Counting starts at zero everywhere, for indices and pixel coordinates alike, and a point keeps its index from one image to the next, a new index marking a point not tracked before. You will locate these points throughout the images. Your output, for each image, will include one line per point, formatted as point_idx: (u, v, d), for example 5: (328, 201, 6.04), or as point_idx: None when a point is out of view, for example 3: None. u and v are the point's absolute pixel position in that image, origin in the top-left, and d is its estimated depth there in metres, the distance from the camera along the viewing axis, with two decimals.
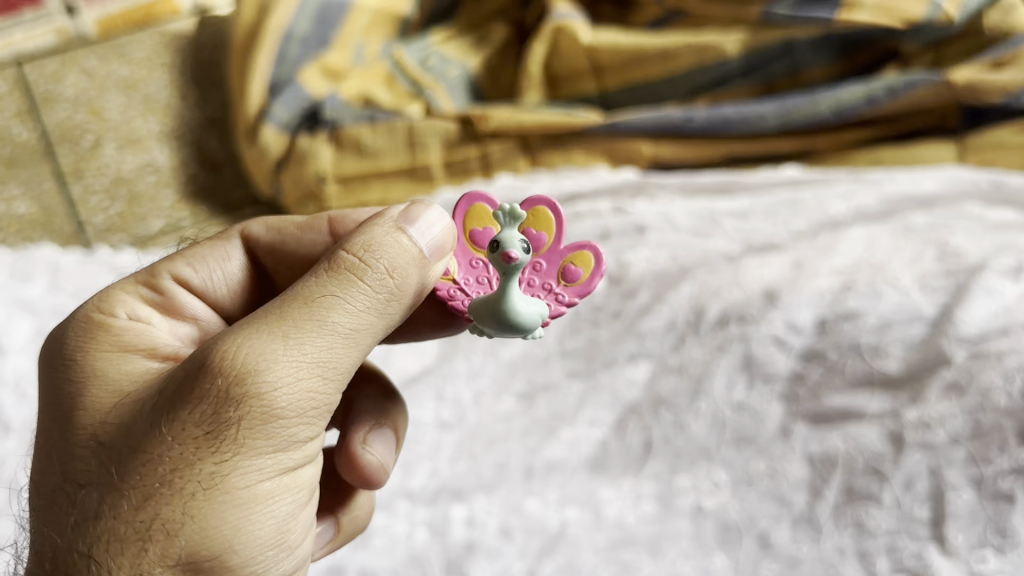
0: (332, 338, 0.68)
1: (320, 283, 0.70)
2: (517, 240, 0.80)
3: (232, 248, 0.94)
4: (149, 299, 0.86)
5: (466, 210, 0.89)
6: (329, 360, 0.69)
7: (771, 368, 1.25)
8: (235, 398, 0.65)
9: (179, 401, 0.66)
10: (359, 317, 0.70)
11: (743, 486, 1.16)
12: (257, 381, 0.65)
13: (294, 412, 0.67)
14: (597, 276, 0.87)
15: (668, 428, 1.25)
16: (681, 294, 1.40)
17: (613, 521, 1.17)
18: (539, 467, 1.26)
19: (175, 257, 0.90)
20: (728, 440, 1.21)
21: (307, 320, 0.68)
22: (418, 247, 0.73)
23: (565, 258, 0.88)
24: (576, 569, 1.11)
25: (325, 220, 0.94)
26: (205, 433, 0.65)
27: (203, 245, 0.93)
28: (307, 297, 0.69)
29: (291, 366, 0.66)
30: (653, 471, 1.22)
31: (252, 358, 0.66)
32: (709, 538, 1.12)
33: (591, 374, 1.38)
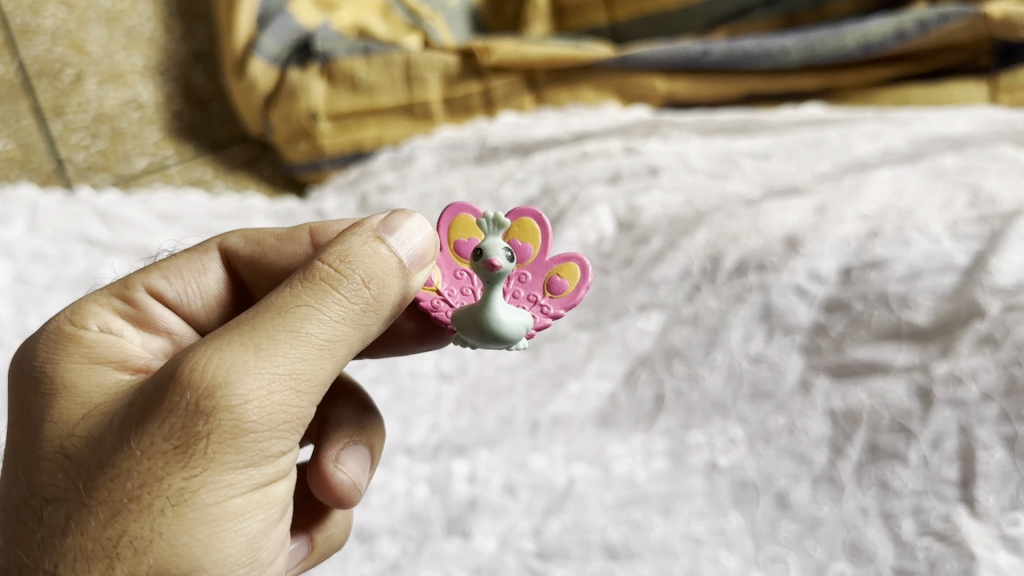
0: (307, 349, 0.62)
1: (295, 292, 0.63)
2: (501, 248, 0.74)
3: (210, 260, 0.86)
4: (120, 310, 0.78)
5: (451, 221, 0.81)
6: (302, 372, 0.62)
7: (792, 320, 1.18)
8: (204, 412, 0.58)
9: (148, 414, 0.60)
10: (335, 328, 0.63)
11: (760, 443, 1.10)
12: (227, 393, 0.59)
13: (265, 425, 0.60)
14: (584, 289, 0.79)
15: (682, 382, 1.19)
16: (696, 240, 1.32)
17: (622, 478, 1.11)
18: (544, 421, 1.19)
19: (150, 270, 0.81)
20: (745, 395, 1.15)
21: (280, 331, 0.61)
22: (397, 257, 0.66)
23: (550, 270, 0.80)
24: (584, 527, 1.06)
25: (305, 232, 0.85)
26: (172, 447, 0.59)
27: (180, 257, 0.85)
28: (279, 308, 0.62)
29: (263, 377, 0.60)
30: (665, 426, 1.16)
31: (222, 370, 0.59)
32: (723, 497, 1.07)
33: (600, 323, 1.30)
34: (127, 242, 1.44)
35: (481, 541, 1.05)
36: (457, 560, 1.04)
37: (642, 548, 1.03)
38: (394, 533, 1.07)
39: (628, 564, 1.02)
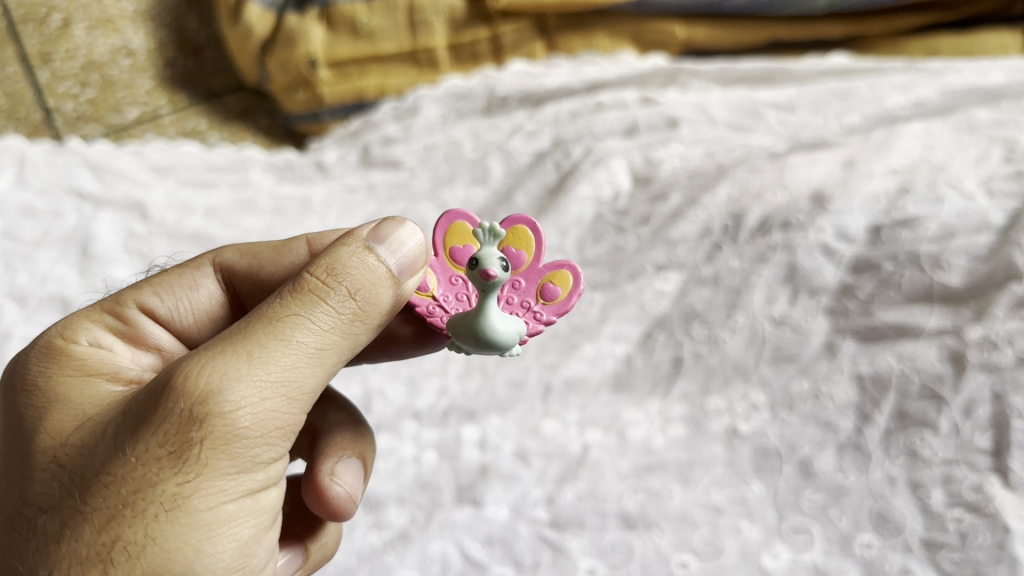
0: (297, 357, 0.61)
1: (284, 302, 0.63)
2: (497, 257, 0.72)
3: (203, 276, 0.84)
4: (112, 326, 0.76)
5: (448, 230, 0.80)
6: (293, 380, 0.61)
7: (818, 281, 1.13)
8: (197, 418, 0.58)
9: (142, 420, 0.59)
10: (325, 338, 0.63)
11: (783, 409, 1.06)
12: (220, 400, 0.58)
13: (256, 432, 0.60)
14: (577, 295, 0.78)
15: (701, 344, 1.14)
16: (718, 196, 1.25)
17: (639, 444, 1.07)
18: (556, 385, 1.15)
19: (143, 285, 0.80)
20: (767, 359, 1.10)
21: (270, 340, 0.61)
22: (386, 266, 0.66)
23: (543, 277, 0.79)
24: (599, 496, 1.03)
25: (301, 244, 0.86)
26: (167, 453, 0.58)
27: (172, 272, 0.83)
28: (270, 317, 0.62)
29: (254, 386, 0.59)
30: (682, 391, 1.11)
31: (213, 378, 0.59)
32: (744, 464, 1.04)
33: (615, 283, 1.24)
34: (119, 196, 1.39)
35: (493, 509, 1.02)
36: (468, 529, 1.01)
37: (660, 518, 1.00)
38: (402, 502, 1.04)
39: (646, 535, 0.99)
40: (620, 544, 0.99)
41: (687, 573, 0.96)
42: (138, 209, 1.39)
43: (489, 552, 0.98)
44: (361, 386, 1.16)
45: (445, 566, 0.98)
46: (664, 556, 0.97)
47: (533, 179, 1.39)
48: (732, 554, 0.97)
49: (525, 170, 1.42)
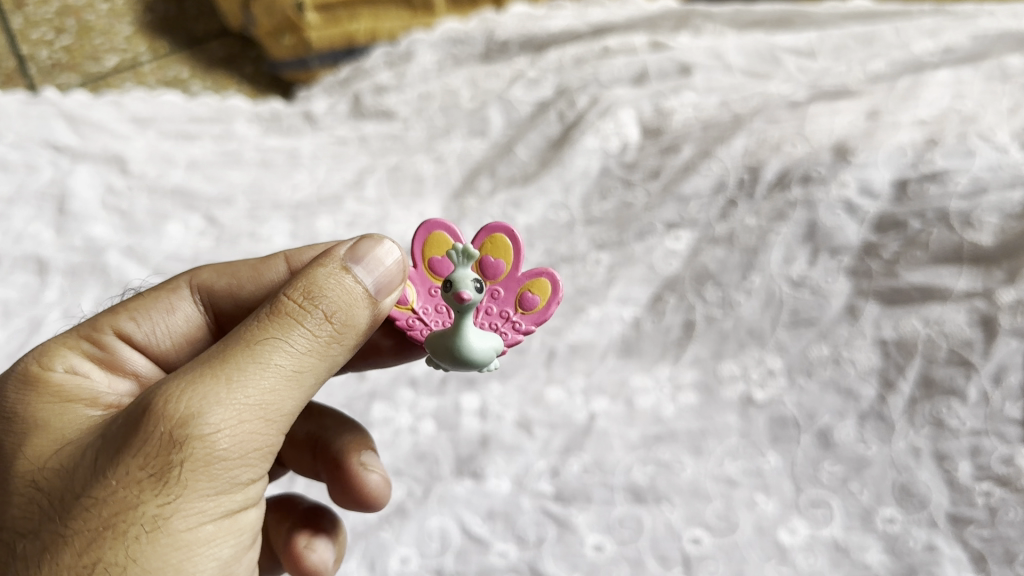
0: (274, 380, 0.60)
1: (261, 326, 0.62)
2: (471, 279, 0.67)
3: (180, 299, 0.83)
4: (87, 353, 0.75)
5: (426, 239, 0.74)
6: (270, 403, 0.60)
7: (840, 239, 1.06)
8: (176, 441, 0.57)
9: (123, 443, 0.58)
10: (303, 360, 0.62)
11: (801, 376, 1.00)
12: (199, 423, 0.57)
13: (235, 454, 0.59)
14: (555, 305, 0.73)
15: (714, 307, 1.07)
16: (733, 148, 1.18)
17: (649, 413, 1.02)
18: (561, 350, 1.08)
19: (119, 312, 0.79)
20: (784, 322, 1.04)
21: (248, 363, 0.60)
22: (364, 286, 0.64)
23: (522, 285, 0.74)
24: (606, 468, 0.98)
25: (280, 264, 0.85)
26: (147, 475, 0.57)
27: (148, 296, 0.82)
28: (247, 342, 0.61)
29: (233, 408, 0.59)
30: (694, 356, 1.05)
31: (192, 401, 0.58)
32: (760, 434, 0.98)
33: (624, 243, 1.17)
34: (97, 148, 1.32)
35: (494, 482, 0.97)
36: (468, 503, 0.96)
37: (672, 490, 0.95)
38: (399, 474, 0.99)
39: (656, 509, 0.94)
40: (629, 518, 0.94)
41: (700, 549, 0.91)
42: (116, 162, 1.31)
43: (491, 527, 0.94)
44: None
45: (445, 542, 0.93)
46: (675, 531, 0.92)
47: (536, 130, 1.32)
48: (747, 529, 0.92)
49: (526, 120, 1.36)
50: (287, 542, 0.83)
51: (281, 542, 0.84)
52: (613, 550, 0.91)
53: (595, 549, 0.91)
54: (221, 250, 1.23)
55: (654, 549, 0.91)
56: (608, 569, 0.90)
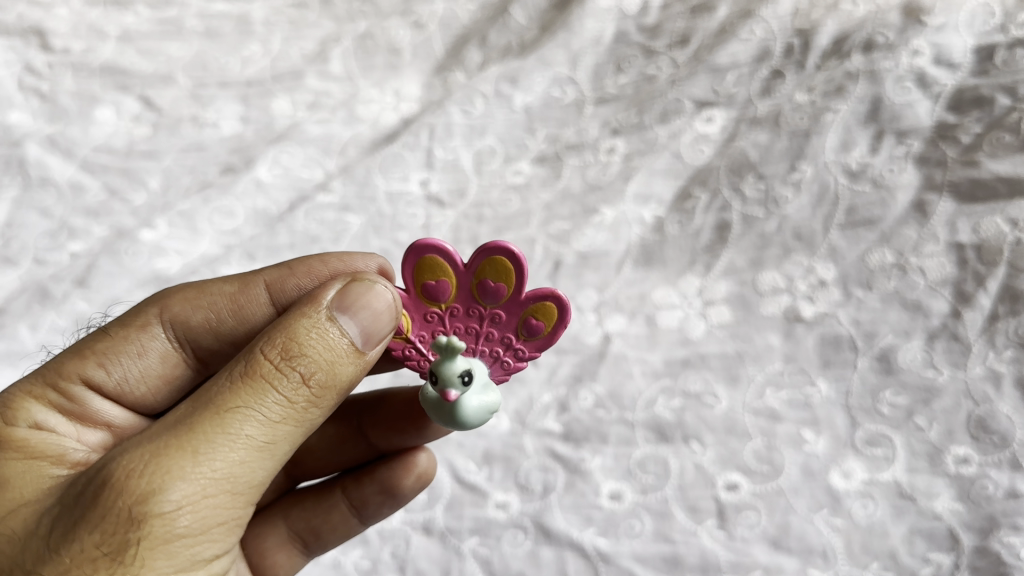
0: (245, 451, 0.50)
1: (233, 385, 0.52)
2: (458, 372, 0.55)
3: (150, 337, 0.69)
4: (53, 404, 0.62)
5: (415, 260, 0.59)
6: (242, 475, 0.50)
7: (908, 120, 0.88)
8: (133, 518, 0.47)
9: (80, 514, 0.48)
10: (279, 426, 0.52)
11: (858, 289, 0.84)
12: (160, 499, 0.47)
13: (201, 529, 0.49)
14: (562, 332, 0.59)
15: (753, 205, 0.89)
16: (781, 6, 0.97)
17: (674, 334, 0.85)
18: (569, 259, 0.91)
19: (86, 353, 0.65)
20: (838, 223, 0.86)
21: (217, 429, 0.50)
22: (348, 340, 0.55)
23: (525, 309, 0.59)
24: (623, 400, 0.82)
25: (261, 292, 0.71)
26: (102, 554, 0.47)
27: (114, 334, 0.68)
28: (218, 404, 0.51)
29: (199, 482, 0.49)
30: (727, 265, 0.88)
31: (153, 474, 0.48)
32: (809, 358, 0.82)
33: (644, 127, 0.96)
34: (10, 16, 1.08)
35: (490, 420, 0.82)
36: (459, 445, 0.81)
37: (703, 427, 0.80)
38: None
39: (683, 449, 0.79)
40: (651, 460, 0.79)
41: (737, 497, 0.77)
42: (34, 35, 1.08)
43: (488, 474, 0.79)
44: None
45: (434, 493, 0.79)
46: (707, 476, 0.78)
47: None
48: (793, 472, 0.77)
49: None
50: (380, 495, 0.73)
51: (369, 504, 0.73)
52: (632, 500, 0.77)
53: (611, 499, 0.77)
54: (160, 140, 1.03)
55: (682, 498, 0.77)
56: (628, 522, 0.76)
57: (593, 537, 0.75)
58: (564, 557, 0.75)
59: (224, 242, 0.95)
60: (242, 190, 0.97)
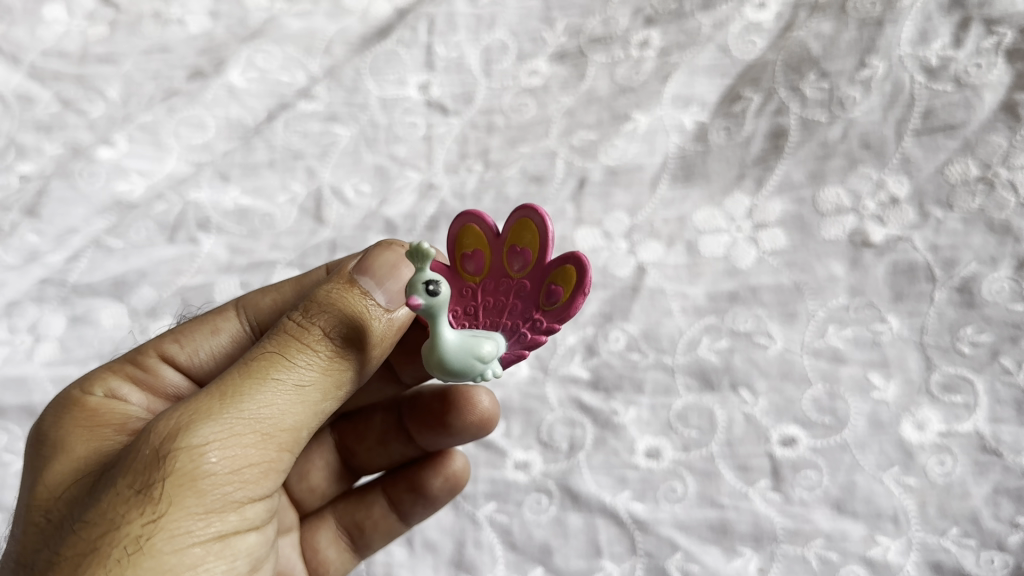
0: (276, 390, 0.42)
1: (267, 339, 0.45)
2: (423, 281, 0.43)
3: (226, 318, 0.58)
4: (128, 376, 0.53)
5: (456, 229, 0.53)
6: (279, 417, 0.42)
7: (1002, 5, 0.73)
8: (161, 457, 0.40)
9: (115, 469, 0.41)
10: (315, 374, 0.44)
11: (938, 207, 0.70)
12: (190, 433, 0.40)
13: (233, 469, 0.41)
14: (579, 299, 0.48)
15: (813, 108, 0.75)
16: None
17: (718, 263, 0.73)
18: (595, 175, 0.78)
19: (165, 334, 0.57)
20: (912, 128, 0.73)
21: (248, 373, 0.43)
22: (380, 296, 0.46)
23: (550, 275, 0.49)
24: (660, 342, 0.71)
25: (322, 271, 0.60)
26: (135, 493, 0.39)
27: (192, 321, 0.59)
28: (252, 356, 0.44)
29: (227, 421, 0.41)
30: (783, 180, 0.75)
31: (183, 412, 0.41)
32: (878, 290, 0.70)
33: (683, 15, 0.81)
34: None
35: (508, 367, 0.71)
36: None
37: (754, 372, 0.69)
38: None
39: (731, 398, 0.68)
40: (694, 412, 0.68)
41: (794, 454, 0.66)
42: None
43: (506, 430, 0.69)
44: (307, 181, 0.81)
45: None
46: (759, 429, 0.67)
47: None
48: (858, 423, 0.66)
49: None
50: (410, 492, 0.63)
51: (402, 501, 0.63)
52: (672, 458, 0.66)
53: (648, 458, 0.67)
54: (118, 40, 0.88)
55: (730, 456, 0.66)
56: (667, 485, 0.65)
57: (628, 502, 0.65)
58: (594, 525, 0.65)
59: (195, 160, 0.83)
60: (212, 99, 0.84)
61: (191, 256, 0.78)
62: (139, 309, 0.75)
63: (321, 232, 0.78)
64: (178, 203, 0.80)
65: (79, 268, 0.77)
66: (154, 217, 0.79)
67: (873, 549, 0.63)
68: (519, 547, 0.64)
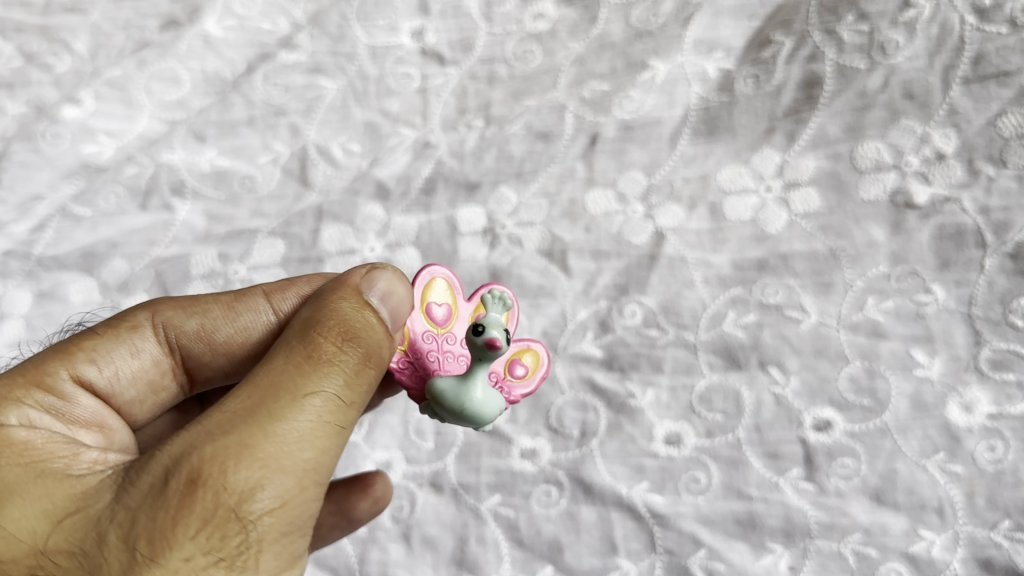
0: (331, 436, 0.40)
1: (295, 369, 0.41)
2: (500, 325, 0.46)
3: (141, 337, 0.51)
4: (41, 403, 0.47)
5: (425, 278, 0.50)
6: (330, 461, 0.40)
7: None
8: (234, 521, 0.37)
9: (155, 522, 0.37)
10: (354, 410, 0.42)
11: (990, 162, 0.63)
12: (262, 495, 0.38)
13: (303, 521, 0.39)
14: (543, 376, 0.52)
15: (851, 53, 0.67)
16: None
17: (745, 228, 0.66)
18: (608, 130, 0.71)
19: (74, 350, 0.49)
20: (961, 75, 0.65)
21: (299, 415, 0.39)
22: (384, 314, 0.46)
23: (511, 352, 0.52)
24: (680, 316, 0.64)
25: (258, 293, 0.53)
26: (214, 558, 0.37)
27: (98, 334, 0.51)
28: (290, 386, 0.40)
29: (296, 476, 0.38)
30: (816, 134, 0.67)
31: (244, 468, 0.37)
32: (922, 257, 0.63)
33: None
34: None
35: None
36: None
37: (785, 350, 0.62)
38: None
39: (759, 378, 0.62)
40: (718, 394, 0.62)
41: (829, 440, 0.60)
42: None
43: (512, 416, 0.63)
44: (291, 140, 0.74)
45: (443, 440, 0.62)
46: (791, 413, 0.61)
47: None
48: (899, 405, 0.60)
49: None
50: (333, 513, 0.55)
51: (322, 525, 0.55)
52: (694, 446, 0.61)
53: (668, 445, 0.61)
54: None
55: (759, 442, 0.60)
56: (689, 475, 0.60)
57: (645, 494, 0.59)
58: (609, 520, 0.59)
59: (169, 118, 0.76)
60: (186, 50, 0.77)
61: (166, 225, 0.71)
62: (110, 283, 0.69)
63: (306, 196, 0.72)
64: (149, 165, 0.73)
65: (45, 239, 0.70)
66: (125, 182, 0.73)
67: (915, 545, 0.56)
68: (526, 543, 0.59)
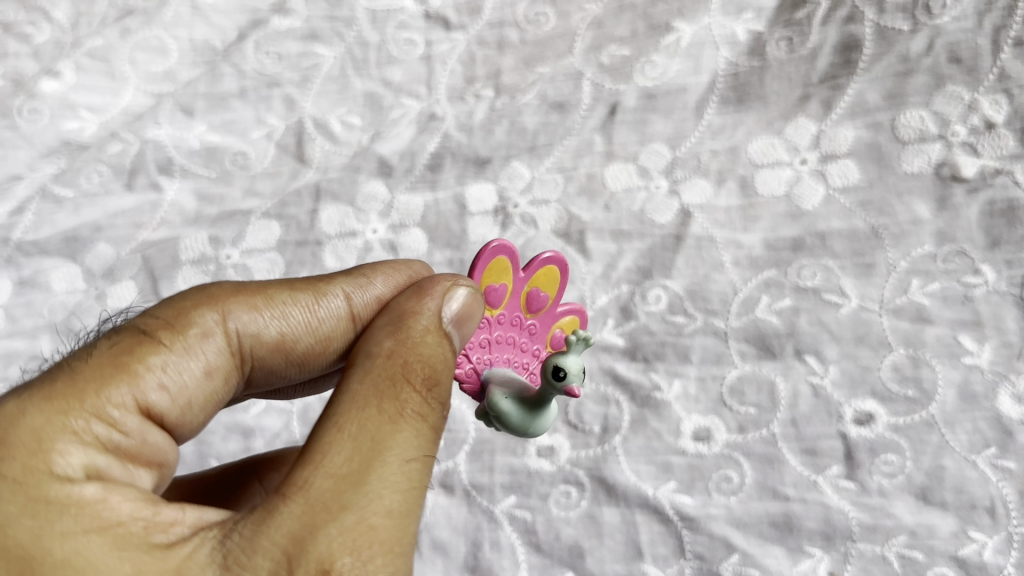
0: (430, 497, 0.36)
1: (391, 425, 0.35)
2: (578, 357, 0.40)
3: (206, 338, 0.39)
4: (99, 442, 0.36)
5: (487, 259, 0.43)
6: None
7: None
8: None
9: None
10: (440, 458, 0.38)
11: None
12: None
13: None
14: None
15: (892, 14, 0.62)
16: None
17: (778, 205, 0.61)
18: (629, 99, 0.66)
19: (136, 368, 0.37)
20: (1014, 36, 0.59)
21: (411, 482, 0.35)
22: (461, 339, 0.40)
23: (556, 323, 0.48)
24: (708, 301, 0.60)
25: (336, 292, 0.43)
26: None
27: (157, 336, 0.38)
28: (393, 446, 0.35)
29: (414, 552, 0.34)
30: (854, 101, 0.62)
31: (373, 553, 0.33)
32: (970, 235, 0.58)
33: None
34: None
35: None
36: None
37: (823, 337, 0.58)
38: None
39: (794, 367, 0.57)
40: (751, 385, 0.57)
41: (871, 435, 0.55)
42: None
43: None
44: (286, 114, 0.69)
45: (454, 437, 0.58)
46: (830, 405, 0.56)
47: None
48: (947, 395, 0.55)
49: None
50: None
51: None
52: (725, 442, 0.56)
53: (696, 442, 0.56)
54: None
55: (795, 438, 0.55)
56: (720, 474, 0.55)
57: (672, 495, 0.55)
58: (633, 523, 0.55)
59: (156, 91, 0.71)
60: (173, 18, 0.72)
61: (153, 206, 0.66)
62: (94, 270, 0.65)
63: (303, 174, 0.67)
64: (135, 142, 0.68)
65: (24, 223, 0.66)
66: (108, 161, 0.68)
67: (965, 548, 0.51)
68: (544, 549, 0.55)
